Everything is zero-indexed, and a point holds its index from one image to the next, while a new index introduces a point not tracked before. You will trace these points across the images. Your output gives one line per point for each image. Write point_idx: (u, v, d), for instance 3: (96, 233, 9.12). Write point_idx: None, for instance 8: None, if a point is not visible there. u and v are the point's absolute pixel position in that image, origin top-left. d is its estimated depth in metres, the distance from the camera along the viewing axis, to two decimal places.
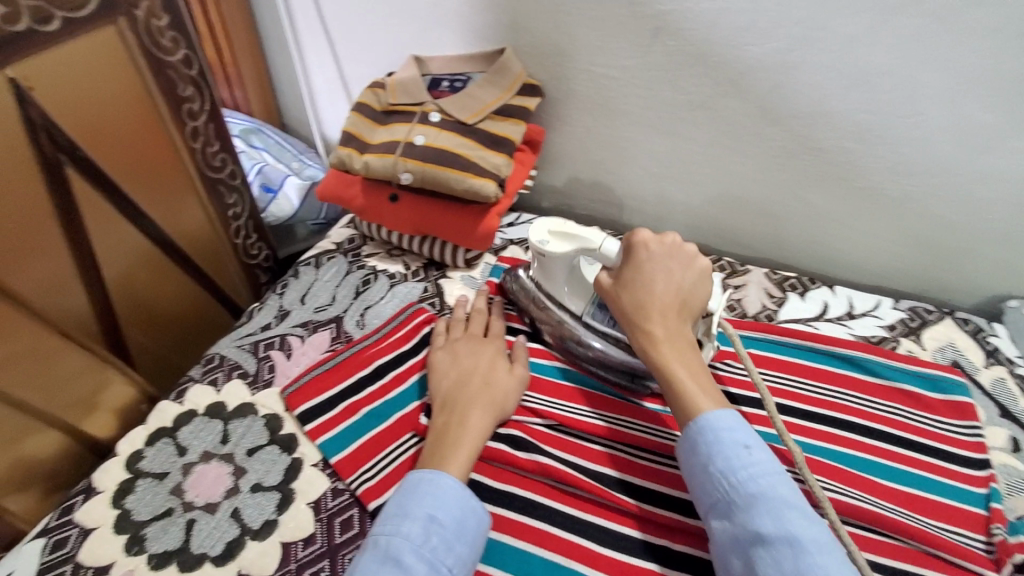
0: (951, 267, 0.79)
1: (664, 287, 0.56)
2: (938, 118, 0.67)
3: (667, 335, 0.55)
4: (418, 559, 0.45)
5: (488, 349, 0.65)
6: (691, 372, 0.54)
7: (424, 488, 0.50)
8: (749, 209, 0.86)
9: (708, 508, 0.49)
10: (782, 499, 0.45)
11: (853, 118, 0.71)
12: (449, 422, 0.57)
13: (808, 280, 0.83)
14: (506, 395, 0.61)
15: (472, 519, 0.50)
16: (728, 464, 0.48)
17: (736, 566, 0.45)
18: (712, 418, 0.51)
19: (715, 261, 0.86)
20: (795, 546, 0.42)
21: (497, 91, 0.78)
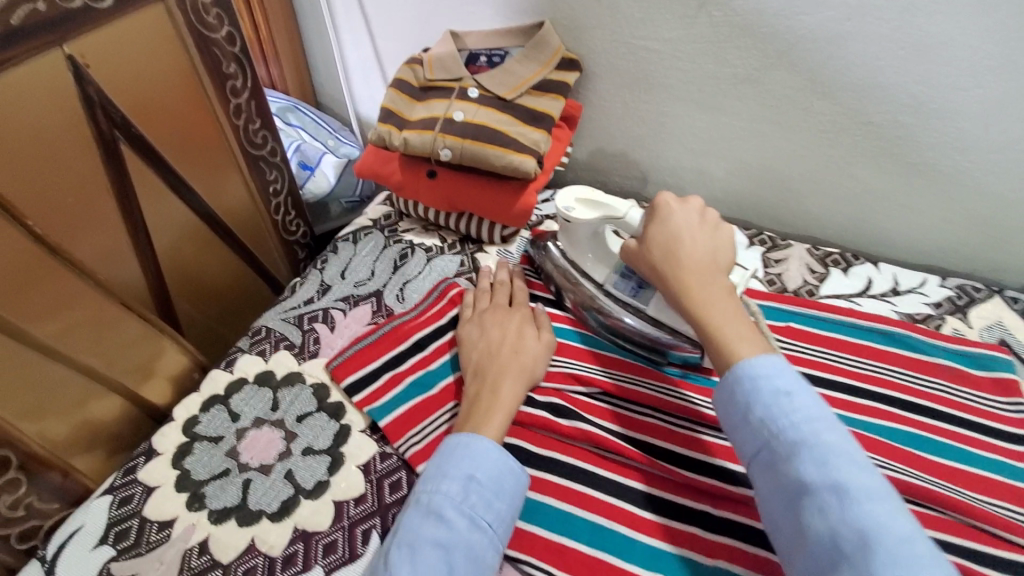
0: (1003, 245, 0.77)
1: (685, 237, 0.58)
2: (1001, 88, 0.64)
3: (700, 286, 0.55)
4: (458, 515, 0.48)
5: (514, 318, 0.66)
6: (728, 321, 0.53)
7: (463, 449, 0.52)
8: (791, 185, 0.84)
9: (749, 458, 0.48)
10: (829, 447, 0.44)
11: (907, 91, 0.68)
12: (480, 390, 0.58)
13: (851, 256, 0.81)
14: (535, 360, 0.62)
15: (510, 477, 0.51)
16: (769, 412, 0.47)
17: (780, 515, 0.45)
18: (751, 367, 0.49)
19: (755, 236, 0.84)
20: (844, 495, 0.41)
21: (536, 66, 0.78)
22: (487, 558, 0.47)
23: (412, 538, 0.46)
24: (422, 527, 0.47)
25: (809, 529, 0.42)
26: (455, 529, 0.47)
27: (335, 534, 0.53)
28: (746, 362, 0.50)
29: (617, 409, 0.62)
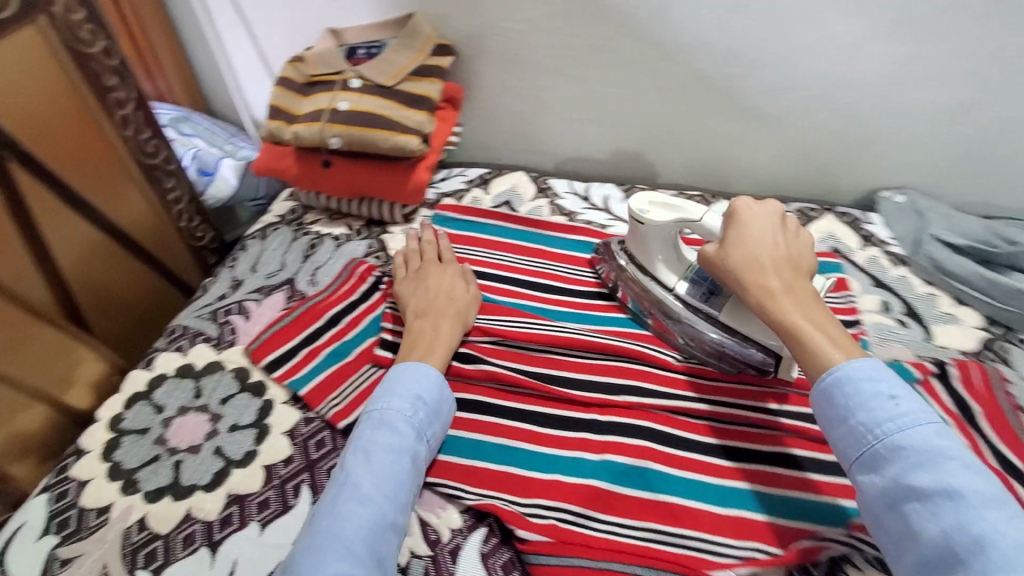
0: (830, 169, 0.90)
1: (769, 239, 0.58)
2: (800, 36, 0.76)
3: (782, 287, 0.55)
4: (408, 427, 0.55)
5: (449, 272, 0.73)
6: (817, 324, 0.53)
7: (413, 374, 0.59)
8: (655, 140, 0.94)
9: (848, 459, 0.48)
10: (939, 451, 0.44)
11: (729, 46, 0.80)
12: (425, 327, 0.66)
13: (710, 196, 0.93)
14: (468, 308, 0.70)
15: (445, 401, 0.60)
16: (872, 416, 0.47)
17: (889, 520, 0.44)
18: (847, 370, 0.49)
19: (630, 189, 0.95)
20: (958, 499, 0.41)
21: (411, 54, 0.84)
22: (423, 464, 0.55)
23: (368, 444, 0.53)
24: (375, 435, 0.54)
25: (922, 532, 0.42)
26: (405, 438, 0.54)
27: (266, 492, 0.58)
28: (839, 365, 0.50)
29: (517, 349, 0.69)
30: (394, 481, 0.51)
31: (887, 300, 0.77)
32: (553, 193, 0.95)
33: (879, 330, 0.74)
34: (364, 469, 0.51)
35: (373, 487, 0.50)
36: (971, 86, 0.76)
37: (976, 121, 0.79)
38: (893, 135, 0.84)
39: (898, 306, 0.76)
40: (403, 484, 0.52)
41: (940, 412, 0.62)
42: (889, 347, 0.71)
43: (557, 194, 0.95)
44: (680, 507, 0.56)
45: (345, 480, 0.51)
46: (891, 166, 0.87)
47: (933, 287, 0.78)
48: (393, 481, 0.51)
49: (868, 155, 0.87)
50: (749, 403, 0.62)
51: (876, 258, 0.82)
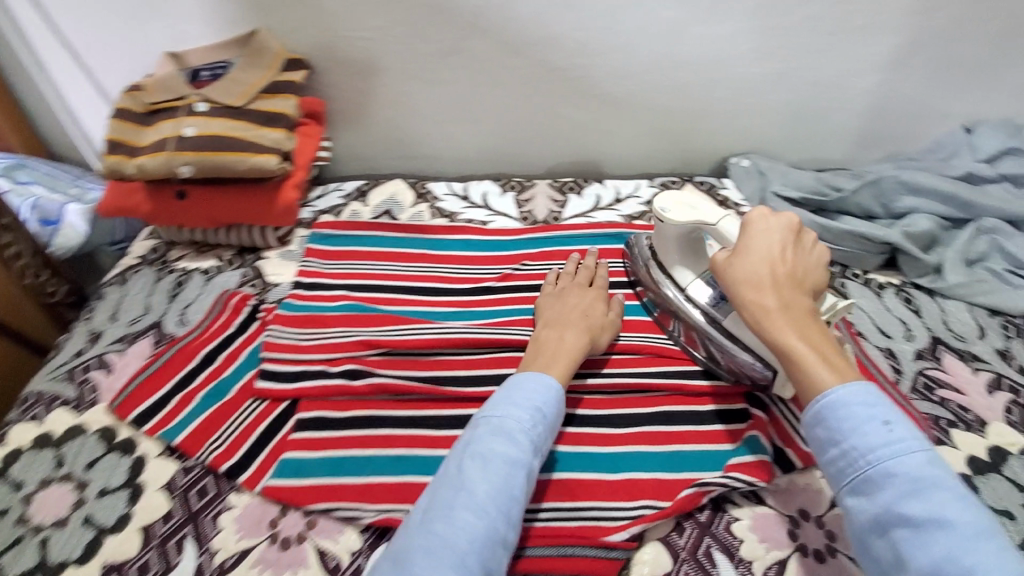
0: (685, 144, 0.98)
1: (781, 249, 0.54)
2: (633, 23, 0.82)
3: (782, 304, 0.51)
4: (525, 441, 0.53)
5: (591, 294, 0.72)
6: (816, 346, 0.48)
7: (533, 386, 0.57)
8: (524, 134, 0.97)
9: (838, 484, 0.44)
10: (934, 478, 0.40)
11: (573, 38, 0.84)
12: (551, 335, 0.66)
13: (582, 181, 0.97)
14: (603, 323, 0.68)
15: (558, 418, 0.58)
16: (864, 440, 0.42)
17: (879, 549, 0.40)
18: (841, 391, 0.45)
19: (506, 183, 0.97)
20: (948, 529, 0.37)
21: (260, 71, 0.81)
22: (533, 479, 0.53)
23: (485, 451, 0.51)
24: (494, 444, 0.52)
25: (910, 562, 0.38)
26: (523, 451, 0.52)
27: (146, 555, 0.54)
28: (832, 388, 0.46)
29: (408, 357, 0.69)
30: (510, 496, 0.49)
31: None
32: (433, 196, 0.95)
33: None
34: (482, 476, 0.49)
35: (491, 498, 0.48)
36: (785, 55, 0.85)
37: (795, 85, 0.89)
38: (731, 106, 0.92)
39: None
40: (517, 500, 0.50)
41: None
42: None
43: (437, 197, 0.95)
44: (576, 481, 0.58)
45: (457, 484, 0.49)
46: (735, 135, 0.96)
47: None
48: (510, 495, 0.49)
49: (713, 126, 0.95)
50: (628, 369, 0.67)
51: None
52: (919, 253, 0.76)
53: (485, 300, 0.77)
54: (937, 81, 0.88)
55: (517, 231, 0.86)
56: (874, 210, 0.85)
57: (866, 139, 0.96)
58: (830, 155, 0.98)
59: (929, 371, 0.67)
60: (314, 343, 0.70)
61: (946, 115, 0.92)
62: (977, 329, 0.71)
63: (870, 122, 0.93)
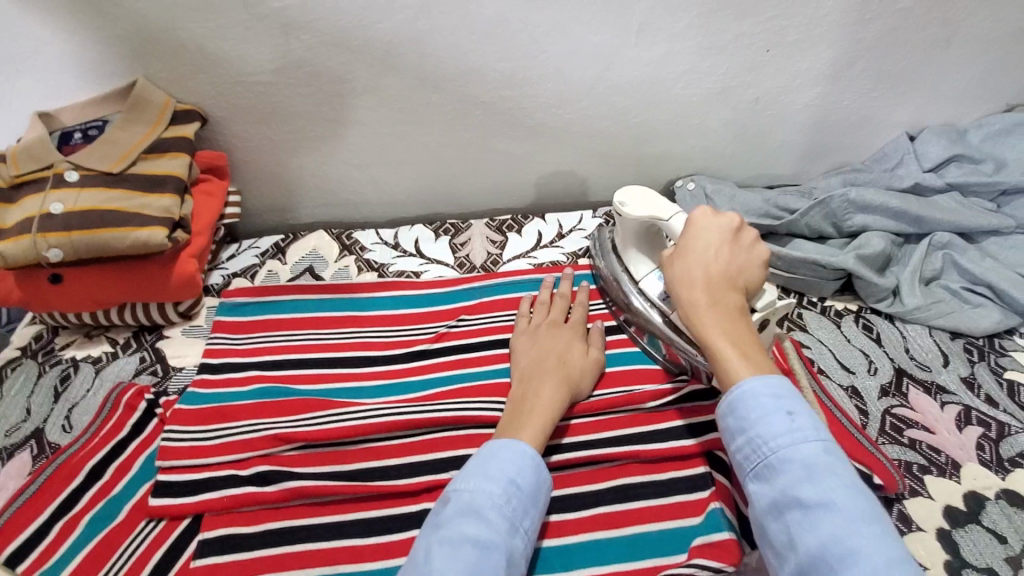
0: (627, 169, 0.92)
1: (717, 249, 0.54)
2: (560, 50, 0.76)
3: (710, 301, 0.52)
4: (499, 519, 0.47)
5: (567, 332, 0.67)
6: (739, 342, 0.50)
7: (505, 454, 0.51)
8: (456, 171, 0.90)
9: (743, 470, 0.46)
10: (828, 465, 0.42)
11: (497, 68, 0.77)
12: (525, 390, 0.60)
13: (522, 218, 0.90)
14: (581, 373, 0.63)
15: (542, 486, 0.51)
16: (767, 429, 0.44)
17: (775, 531, 0.42)
18: (749, 384, 0.46)
19: (440, 226, 0.89)
20: (837, 512, 0.40)
21: (143, 128, 0.72)
22: (518, 563, 0.47)
23: (452, 536, 0.45)
24: (463, 525, 0.46)
25: (800, 543, 0.40)
26: (496, 531, 0.46)
27: None
28: (744, 382, 0.47)
29: (331, 449, 0.60)
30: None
31: None
32: (359, 247, 0.86)
33: None
34: (447, 564, 0.43)
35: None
36: (721, 73, 0.81)
37: (735, 103, 0.84)
38: (672, 128, 0.87)
39: None
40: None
41: None
42: None
43: (365, 247, 0.86)
44: None
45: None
46: (679, 156, 0.91)
47: None
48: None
49: (655, 149, 0.89)
50: (579, 438, 0.60)
51: None
52: (875, 278, 0.72)
53: (419, 366, 0.69)
54: (877, 90, 0.85)
55: (452, 281, 0.79)
56: (826, 230, 0.80)
57: (812, 153, 0.92)
58: (777, 170, 0.94)
59: (897, 409, 0.62)
60: (220, 442, 0.61)
61: (889, 124, 0.89)
62: (940, 356, 0.67)
63: (814, 135, 0.90)
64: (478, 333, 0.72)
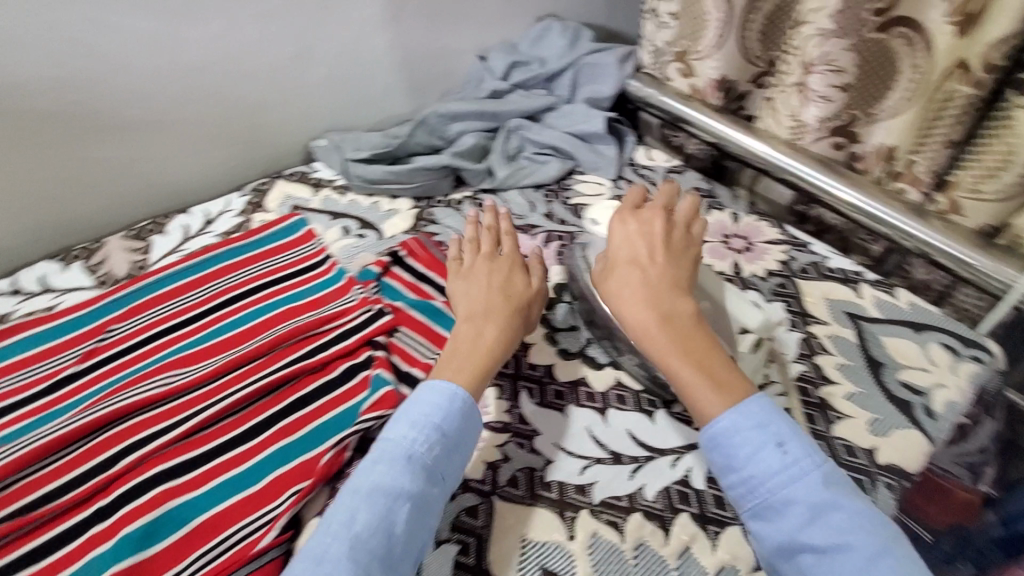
0: (261, 143, 0.96)
1: (648, 260, 0.59)
2: (111, 43, 0.76)
3: (665, 316, 0.55)
4: (417, 471, 0.48)
5: (504, 266, 0.67)
6: (700, 353, 0.53)
7: (429, 398, 0.52)
8: (67, 192, 0.83)
9: (742, 509, 0.47)
10: (827, 500, 0.44)
11: (46, 76, 0.74)
12: (469, 332, 0.59)
13: (163, 219, 0.88)
14: (524, 309, 0.63)
15: (470, 426, 0.53)
16: (763, 468, 0.46)
17: (787, 570, 0.45)
18: (732, 415, 0.49)
19: (68, 254, 0.82)
20: (851, 551, 0.42)
21: None
22: (432, 508, 0.48)
23: (364, 488, 0.47)
24: (378, 475, 0.47)
25: None
26: (409, 481, 0.47)
27: None
28: (721, 412, 0.49)
29: None
30: (382, 533, 0.44)
31: (346, 224, 0.87)
32: None
33: (350, 251, 0.82)
34: (344, 520, 0.45)
35: (353, 548, 0.43)
36: (294, 35, 0.89)
37: (324, 62, 0.94)
38: (280, 94, 0.93)
39: (354, 224, 0.87)
40: (397, 537, 0.45)
41: (402, 288, 0.74)
42: (358, 260, 0.80)
43: None
44: (218, 515, 0.54)
45: (323, 529, 0.45)
46: (301, 119, 0.98)
47: (375, 196, 0.92)
48: (385, 533, 0.45)
49: (276, 116, 0.95)
50: (252, 377, 0.64)
51: (330, 197, 0.92)
52: (471, 164, 0.91)
53: (71, 390, 0.65)
54: (436, 24, 1.03)
55: (93, 300, 0.74)
56: (437, 142, 0.96)
57: (415, 89, 1.09)
58: (397, 110, 1.09)
59: None
60: None
61: (460, 51, 1.10)
62: (529, 206, 0.88)
63: (407, 73, 1.06)
64: (133, 335, 0.70)
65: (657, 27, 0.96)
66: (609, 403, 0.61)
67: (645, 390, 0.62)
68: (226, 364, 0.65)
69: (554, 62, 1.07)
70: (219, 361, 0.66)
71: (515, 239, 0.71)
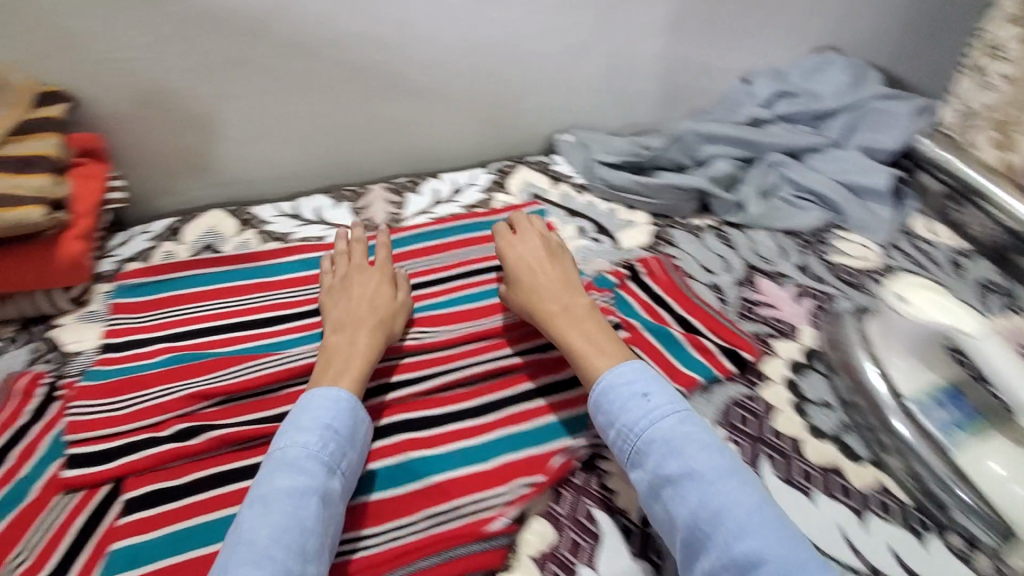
0: (515, 127, 0.98)
1: (539, 266, 0.68)
2: (426, 13, 0.82)
3: (561, 308, 0.63)
4: (317, 464, 0.49)
5: (375, 277, 0.69)
6: (587, 336, 0.60)
7: (317, 402, 0.53)
8: (352, 139, 0.90)
9: (623, 460, 0.52)
10: (681, 437, 0.50)
11: (368, 34, 0.81)
12: (341, 340, 0.62)
13: (418, 179, 0.95)
14: (394, 316, 0.66)
15: (361, 427, 0.54)
16: (631, 417, 0.52)
17: (658, 509, 0.49)
18: (608, 372, 0.56)
19: (339, 193, 0.92)
20: (697, 478, 0.47)
21: (5, 110, 0.69)
22: (339, 501, 0.49)
23: (268, 493, 0.47)
24: (278, 480, 0.47)
25: (677, 516, 0.47)
26: (313, 475, 0.48)
27: None
28: (601, 369, 0.57)
29: (255, 399, 0.63)
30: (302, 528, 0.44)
31: (580, 225, 0.87)
32: (259, 221, 0.87)
33: (584, 253, 0.82)
34: (261, 523, 0.45)
35: (272, 543, 0.43)
36: (578, 29, 0.90)
37: (595, 59, 0.94)
38: (547, 84, 0.94)
39: (590, 227, 0.86)
40: (315, 532, 0.45)
41: (636, 305, 0.72)
42: (591, 263, 0.80)
43: (264, 221, 0.87)
44: (450, 481, 0.56)
45: (239, 539, 0.44)
46: (557, 111, 0.98)
47: (611, 202, 0.90)
48: (301, 527, 0.45)
49: (536, 104, 0.96)
50: (486, 355, 0.66)
51: (568, 193, 0.92)
52: (723, 193, 0.86)
53: None
54: (710, 39, 0.99)
55: None
56: (685, 162, 0.92)
57: (667, 101, 1.04)
58: (643, 119, 1.05)
59: (748, 295, 0.75)
60: (130, 411, 0.61)
61: (725, 70, 1.03)
62: (779, 251, 0.81)
63: (667, 84, 1.02)
64: None
65: (979, 88, 0.84)
66: (869, 506, 0.55)
67: (915, 505, 0.55)
68: (468, 334, 0.68)
69: (828, 101, 0.98)
70: (458, 329, 0.69)
71: (389, 250, 0.75)
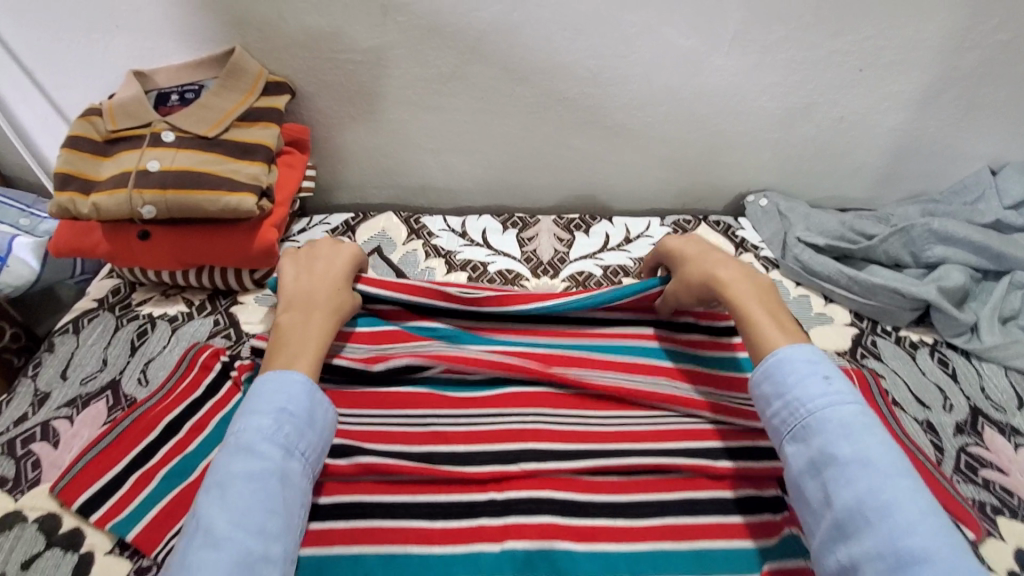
0: (702, 179, 0.90)
1: (709, 246, 0.64)
2: (651, 53, 0.75)
3: (735, 278, 0.59)
4: (273, 447, 0.48)
5: (335, 257, 0.66)
6: (765, 312, 0.55)
7: (275, 386, 0.52)
8: (532, 166, 0.89)
9: (780, 433, 0.48)
10: (862, 424, 0.45)
11: (583, 66, 0.76)
12: (292, 322, 0.59)
13: (590, 218, 0.90)
14: (346, 302, 0.63)
15: (321, 411, 0.53)
16: (802, 391, 0.48)
17: (811, 487, 0.45)
18: (789, 349, 0.50)
19: (508, 219, 0.89)
20: (873, 468, 0.43)
21: (237, 96, 0.73)
22: (297, 484, 0.48)
23: (222, 478, 0.46)
24: (232, 464, 0.47)
25: (835, 499, 0.43)
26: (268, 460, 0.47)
27: None
28: (783, 347, 0.51)
29: (402, 430, 0.61)
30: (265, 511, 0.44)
31: None
32: (428, 232, 0.87)
33: None
34: (217, 510, 0.44)
35: (232, 528, 0.43)
36: (811, 89, 0.79)
37: (818, 122, 0.83)
38: (753, 141, 0.85)
39: None
40: (278, 513, 0.45)
41: None
42: None
43: (432, 233, 0.87)
44: None
45: (196, 524, 0.44)
46: (753, 170, 0.89)
47: (803, 288, 0.80)
48: (259, 511, 0.45)
49: (733, 159, 0.88)
50: (648, 444, 0.60)
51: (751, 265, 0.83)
52: (955, 311, 0.71)
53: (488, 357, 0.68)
54: (967, 118, 0.83)
55: None
56: (903, 258, 0.79)
57: (886, 178, 0.90)
58: (848, 193, 0.92)
59: (971, 448, 0.62)
60: None
61: (971, 156, 0.87)
62: (1015, 399, 0.67)
63: (893, 160, 0.88)
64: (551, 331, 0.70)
65: None
66: None
67: None
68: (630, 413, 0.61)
69: None
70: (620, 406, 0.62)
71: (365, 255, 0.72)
